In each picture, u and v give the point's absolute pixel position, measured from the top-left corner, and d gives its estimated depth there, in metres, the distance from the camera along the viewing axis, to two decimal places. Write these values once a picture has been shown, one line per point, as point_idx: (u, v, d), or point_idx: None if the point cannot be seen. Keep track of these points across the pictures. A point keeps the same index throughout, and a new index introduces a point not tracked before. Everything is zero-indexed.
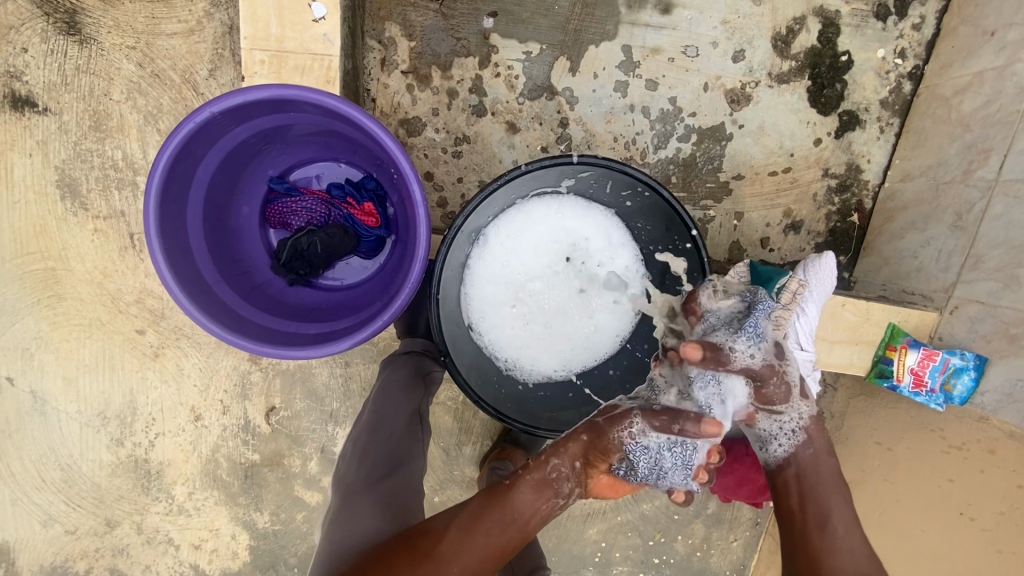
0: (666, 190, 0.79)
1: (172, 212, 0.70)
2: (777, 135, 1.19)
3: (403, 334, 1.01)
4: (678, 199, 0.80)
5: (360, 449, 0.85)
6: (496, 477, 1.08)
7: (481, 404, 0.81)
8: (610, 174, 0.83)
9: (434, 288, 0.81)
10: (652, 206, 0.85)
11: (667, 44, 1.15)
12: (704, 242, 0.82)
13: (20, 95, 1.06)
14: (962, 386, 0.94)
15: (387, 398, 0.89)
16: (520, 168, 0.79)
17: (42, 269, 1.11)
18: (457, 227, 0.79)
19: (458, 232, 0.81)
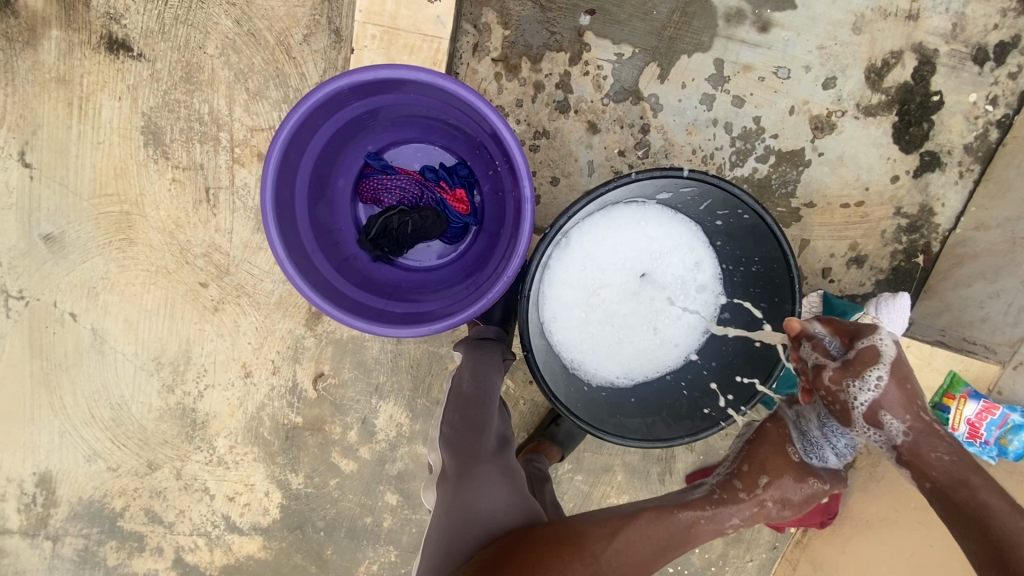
0: (770, 216, 0.77)
1: (284, 177, 0.72)
2: (855, 167, 1.19)
3: (477, 320, 1.04)
4: (781, 226, 0.77)
5: (464, 427, 0.87)
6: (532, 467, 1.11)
7: (556, 401, 0.82)
8: (709, 192, 0.82)
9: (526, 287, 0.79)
10: (743, 228, 0.84)
11: (760, 62, 1.14)
12: (799, 269, 0.78)
13: (117, 39, 1.07)
14: (1018, 442, 0.93)
15: (477, 373, 0.91)
16: (630, 176, 0.78)
17: (118, 212, 1.13)
18: (555, 228, 0.79)
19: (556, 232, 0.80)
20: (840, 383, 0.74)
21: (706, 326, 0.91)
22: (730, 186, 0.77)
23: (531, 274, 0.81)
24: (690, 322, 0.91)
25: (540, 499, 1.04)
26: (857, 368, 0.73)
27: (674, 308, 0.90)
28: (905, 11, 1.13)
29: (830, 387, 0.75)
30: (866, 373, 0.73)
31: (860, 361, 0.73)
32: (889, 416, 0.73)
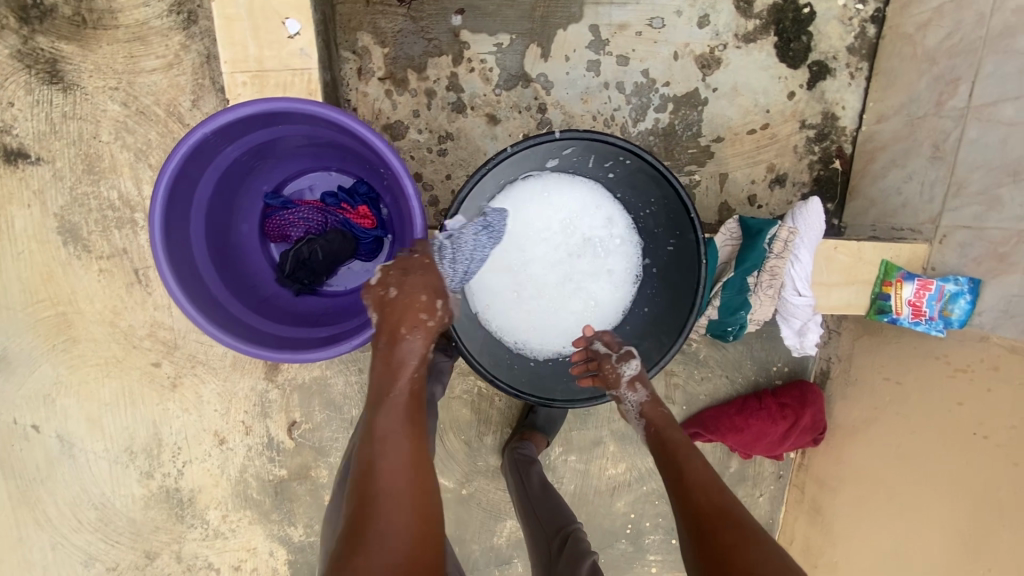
0: (649, 154, 0.79)
1: (176, 236, 0.73)
2: (751, 93, 1.22)
3: None
4: (662, 161, 0.79)
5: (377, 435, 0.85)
6: (519, 457, 1.14)
7: (497, 384, 0.82)
8: (589, 147, 0.83)
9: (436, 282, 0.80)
10: (634, 172, 0.85)
11: (633, 18, 1.17)
12: (690, 197, 0.80)
13: (12, 149, 1.08)
14: (960, 310, 0.96)
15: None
16: (506, 151, 0.79)
17: (54, 316, 1.13)
18: (449, 218, 0.80)
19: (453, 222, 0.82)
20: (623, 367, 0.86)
21: (633, 276, 0.93)
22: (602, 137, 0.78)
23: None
24: (615, 277, 0.93)
25: (527, 480, 1.07)
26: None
27: (596, 267, 0.92)
28: None
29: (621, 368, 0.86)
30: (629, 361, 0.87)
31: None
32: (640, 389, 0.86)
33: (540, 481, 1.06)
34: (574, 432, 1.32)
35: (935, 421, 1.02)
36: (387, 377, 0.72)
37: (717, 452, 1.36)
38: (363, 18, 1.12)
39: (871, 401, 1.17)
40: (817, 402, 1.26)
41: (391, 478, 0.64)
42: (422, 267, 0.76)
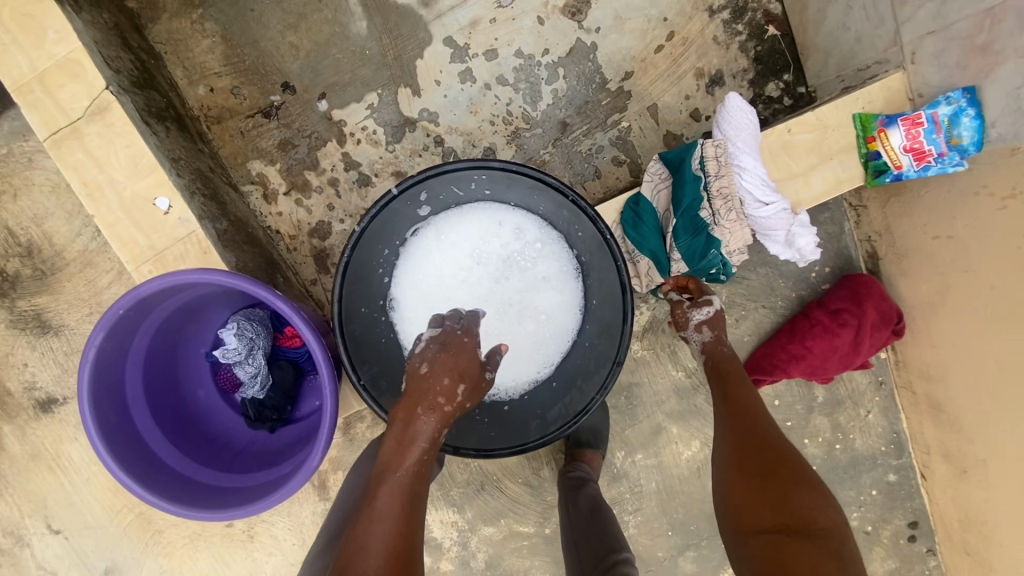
0: (491, 161, 0.75)
1: (124, 437, 0.76)
2: (638, 12, 1.09)
3: None
4: (509, 162, 0.76)
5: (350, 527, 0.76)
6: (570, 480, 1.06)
7: (461, 451, 0.75)
8: (443, 178, 0.78)
9: (352, 380, 0.74)
10: (500, 179, 0.80)
11: (481, 10, 1.10)
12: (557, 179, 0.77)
13: (43, 398, 1.22)
14: (969, 131, 0.76)
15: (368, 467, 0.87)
16: (360, 228, 0.76)
17: (135, 519, 1.25)
18: (338, 316, 0.76)
19: (348, 315, 0.78)
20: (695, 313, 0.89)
21: (571, 269, 0.84)
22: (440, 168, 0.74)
23: (356, 364, 0.77)
24: (551, 282, 0.84)
25: (573, 509, 1.00)
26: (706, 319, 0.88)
27: (529, 279, 0.84)
28: None
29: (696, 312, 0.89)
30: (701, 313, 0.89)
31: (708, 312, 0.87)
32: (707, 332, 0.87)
33: (589, 505, 0.99)
34: (629, 431, 1.21)
35: (1010, 265, 0.81)
36: (394, 454, 0.62)
37: (795, 389, 1.18)
38: (246, 149, 1.15)
39: (934, 267, 0.96)
40: (875, 292, 1.06)
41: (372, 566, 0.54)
42: (453, 350, 0.67)
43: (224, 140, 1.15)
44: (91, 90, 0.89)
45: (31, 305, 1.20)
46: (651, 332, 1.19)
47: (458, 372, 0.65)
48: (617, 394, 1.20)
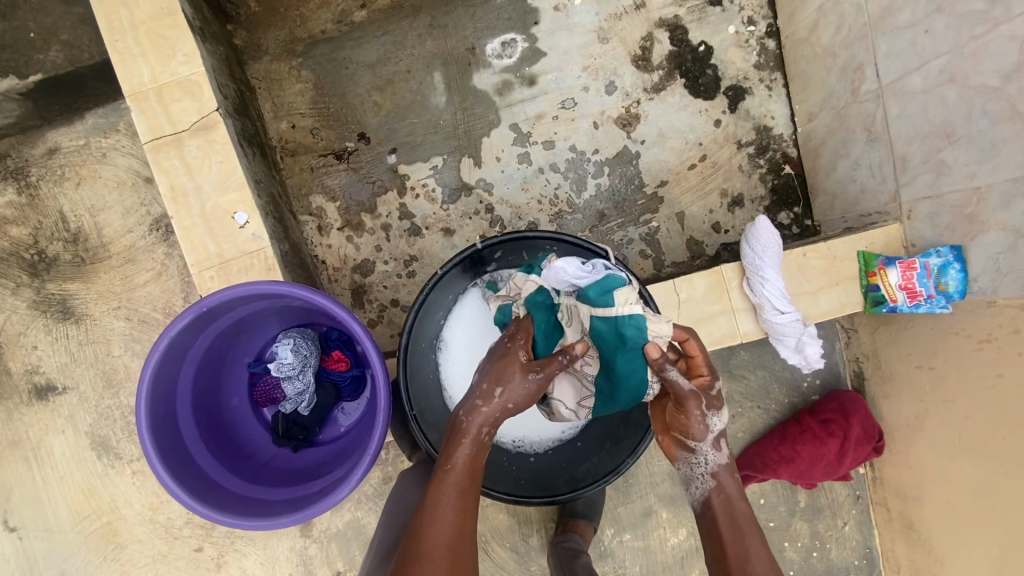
0: (564, 236, 0.84)
1: (167, 431, 0.78)
2: (678, 134, 1.26)
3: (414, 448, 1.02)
4: (579, 239, 0.85)
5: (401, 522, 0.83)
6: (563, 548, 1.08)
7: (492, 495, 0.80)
8: (517, 244, 0.88)
9: (406, 407, 0.83)
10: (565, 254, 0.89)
11: (546, 107, 1.27)
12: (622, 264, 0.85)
13: (42, 385, 1.21)
14: (955, 280, 0.90)
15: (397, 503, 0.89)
16: (438, 273, 0.85)
17: (100, 527, 1.20)
18: (403, 346, 0.85)
19: (410, 347, 0.86)
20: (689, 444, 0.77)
21: None
22: (519, 235, 0.84)
23: (410, 395, 0.85)
24: None
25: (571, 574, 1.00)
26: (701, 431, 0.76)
27: None
28: (632, 2, 1.26)
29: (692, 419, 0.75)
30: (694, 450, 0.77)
31: (689, 396, 0.73)
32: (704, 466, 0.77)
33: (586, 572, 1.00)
34: (621, 508, 1.25)
35: (988, 402, 0.92)
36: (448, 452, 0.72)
37: (781, 491, 1.25)
38: (312, 183, 1.24)
39: (916, 394, 1.08)
40: (860, 409, 1.17)
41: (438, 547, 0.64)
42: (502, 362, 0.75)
43: (294, 171, 1.24)
44: (201, 107, 0.99)
45: (59, 289, 1.21)
46: None
47: (500, 380, 0.73)
48: None
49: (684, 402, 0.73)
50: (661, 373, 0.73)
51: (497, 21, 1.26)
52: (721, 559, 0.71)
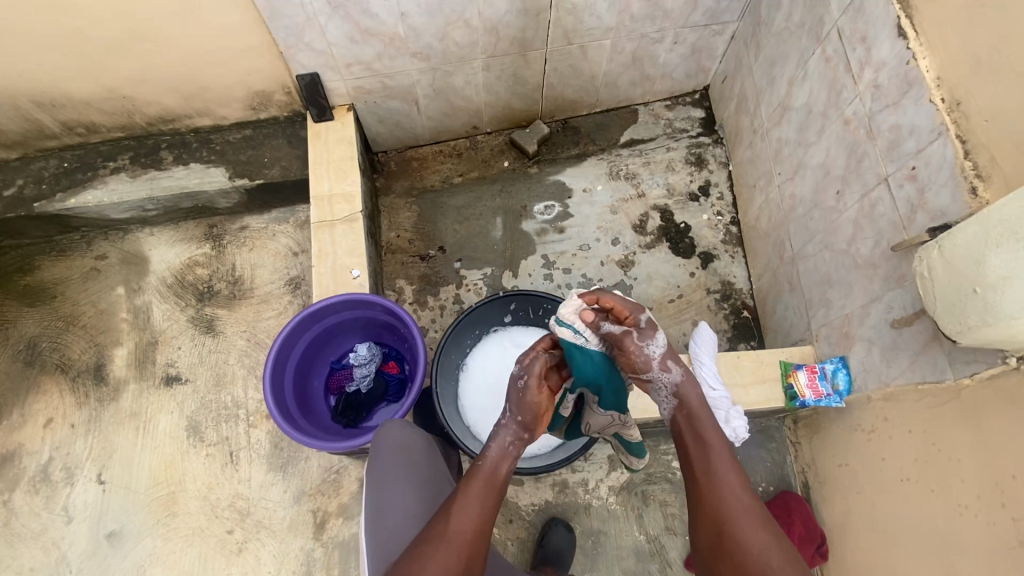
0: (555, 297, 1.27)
1: (277, 378, 1.18)
2: (663, 277, 1.74)
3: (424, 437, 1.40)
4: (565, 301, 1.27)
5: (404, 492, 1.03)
6: None
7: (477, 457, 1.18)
8: (526, 301, 1.31)
9: (433, 390, 1.23)
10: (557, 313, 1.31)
11: (569, 247, 1.81)
12: None
13: (171, 375, 1.64)
14: (842, 381, 1.22)
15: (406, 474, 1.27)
16: (470, 309, 1.28)
17: (165, 494, 1.51)
18: (439, 353, 1.26)
19: (442, 356, 1.27)
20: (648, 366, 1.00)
21: None
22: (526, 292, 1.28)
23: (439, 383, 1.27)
24: None
25: None
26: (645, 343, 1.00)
27: None
28: (636, 193, 1.87)
29: (636, 350, 0.99)
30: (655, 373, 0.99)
31: (625, 334, 1.00)
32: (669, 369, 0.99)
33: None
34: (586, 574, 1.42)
35: (881, 486, 1.14)
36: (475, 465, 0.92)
37: None
38: (399, 272, 1.80)
39: (841, 493, 1.29)
40: (802, 508, 1.35)
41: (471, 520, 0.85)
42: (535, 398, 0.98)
43: (391, 262, 1.82)
44: (351, 208, 1.60)
45: (211, 311, 1.72)
46: (626, 491, 1.48)
47: (523, 411, 0.97)
48: (586, 535, 1.45)
49: (624, 342, 0.99)
50: (598, 327, 1.02)
51: (544, 193, 1.91)
52: (698, 463, 0.90)
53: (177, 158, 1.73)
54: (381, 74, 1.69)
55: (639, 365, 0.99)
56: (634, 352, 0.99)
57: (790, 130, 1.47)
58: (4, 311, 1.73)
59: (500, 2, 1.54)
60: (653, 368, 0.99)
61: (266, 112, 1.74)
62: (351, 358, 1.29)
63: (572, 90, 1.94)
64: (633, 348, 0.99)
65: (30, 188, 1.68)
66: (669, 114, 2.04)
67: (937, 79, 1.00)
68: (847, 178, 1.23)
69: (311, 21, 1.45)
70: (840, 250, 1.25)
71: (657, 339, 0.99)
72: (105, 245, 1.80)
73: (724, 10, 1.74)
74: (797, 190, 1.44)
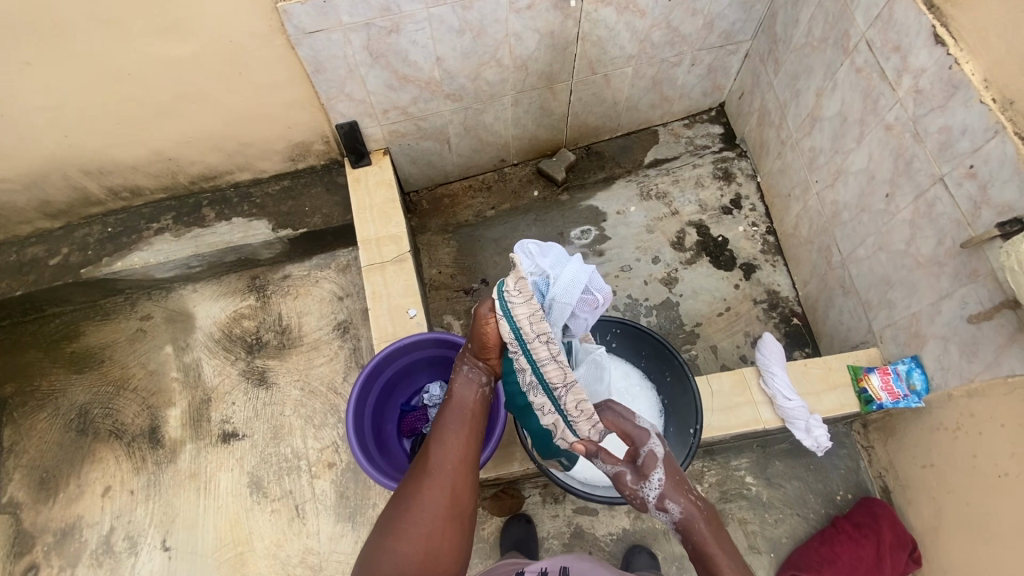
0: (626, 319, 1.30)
1: (359, 422, 1.19)
2: (708, 291, 1.76)
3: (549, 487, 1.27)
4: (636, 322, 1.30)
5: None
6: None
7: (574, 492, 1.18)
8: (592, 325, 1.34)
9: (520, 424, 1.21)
10: (626, 333, 1.34)
11: (610, 269, 1.83)
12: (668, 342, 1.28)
13: (228, 431, 1.63)
14: (919, 381, 1.23)
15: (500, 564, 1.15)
16: None
17: (233, 556, 1.47)
18: None
19: None
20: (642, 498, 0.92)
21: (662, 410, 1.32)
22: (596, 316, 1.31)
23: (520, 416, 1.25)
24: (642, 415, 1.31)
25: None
26: (638, 474, 0.92)
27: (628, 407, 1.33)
28: (670, 211, 1.91)
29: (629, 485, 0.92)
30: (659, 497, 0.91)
31: (619, 469, 0.92)
32: (672, 502, 0.90)
33: None
34: None
35: (976, 483, 1.13)
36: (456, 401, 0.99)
37: None
38: (444, 307, 1.81)
39: (927, 494, 1.27)
40: (889, 513, 1.34)
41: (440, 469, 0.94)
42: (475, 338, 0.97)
43: (436, 298, 1.83)
44: (398, 249, 1.62)
45: (262, 363, 1.72)
46: None
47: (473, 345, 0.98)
48: (669, 560, 1.43)
49: (618, 484, 0.93)
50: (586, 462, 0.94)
51: (579, 219, 1.94)
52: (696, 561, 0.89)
53: (219, 214, 1.75)
54: (415, 117, 1.73)
55: (638, 504, 0.93)
56: (627, 489, 0.92)
57: (823, 139, 1.51)
58: (53, 380, 1.71)
59: (530, 40, 1.60)
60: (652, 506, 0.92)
61: (304, 163, 1.78)
62: (424, 399, 1.32)
63: (595, 117, 1.99)
64: (622, 485, 0.92)
65: (75, 255, 1.69)
66: (689, 132, 2.09)
67: (984, 81, 1.04)
68: (895, 180, 1.26)
69: (353, 72, 1.50)
70: (898, 250, 1.27)
71: (653, 481, 0.90)
72: (149, 305, 1.81)
73: (739, 31, 1.80)
74: (839, 196, 1.47)
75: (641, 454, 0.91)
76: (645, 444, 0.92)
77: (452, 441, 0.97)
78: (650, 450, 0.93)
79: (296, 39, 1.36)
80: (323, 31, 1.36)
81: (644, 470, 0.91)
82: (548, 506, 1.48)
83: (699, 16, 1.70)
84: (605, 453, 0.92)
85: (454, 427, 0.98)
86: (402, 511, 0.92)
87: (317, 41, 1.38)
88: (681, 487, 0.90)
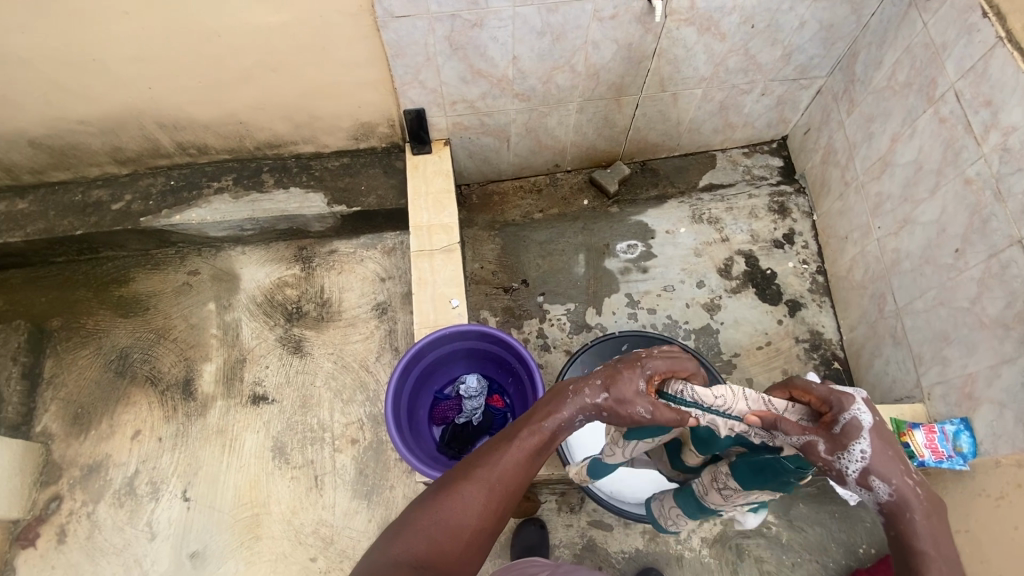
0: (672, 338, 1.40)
1: (397, 402, 1.20)
2: (750, 323, 1.74)
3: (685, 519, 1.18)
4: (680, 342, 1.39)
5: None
6: None
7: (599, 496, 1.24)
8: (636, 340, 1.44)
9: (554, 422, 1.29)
10: None
11: (652, 286, 1.82)
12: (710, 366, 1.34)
13: (258, 394, 1.65)
14: (967, 444, 1.20)
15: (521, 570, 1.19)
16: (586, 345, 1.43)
17: (249, 516, 1.50)
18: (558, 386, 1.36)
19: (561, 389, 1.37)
20: (833, 455, 0.79)
21: None
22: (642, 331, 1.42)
23: None
24: None
25: None
26: (834, 438, 0.78)
27: None
28: (720, 237, 1.89)
29: (824, 455, 0.79)
30: (851, 446, 0.77)
31: (809, 435, 0.80)
32: (877, 477, 0.76)
33: None
34: None
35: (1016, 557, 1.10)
36: (547, 410, 0.84)
37: None
38: (483, 302, 1.82)
39: None
40: None
41: (499, 480, 0.81)
42: (610, 374, 0.83)
43: (475, 293, 1.85)
44: (448, 239, 1.63)
45: (299, 332, 1.75)
46: (720, 543, 1.44)
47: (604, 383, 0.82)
48: None
49: (809, 446, 0.81)
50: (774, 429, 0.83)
51: (626, 233, 1.93)
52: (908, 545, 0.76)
53: (278, 182, 1.79)
54: (481, 112, 1.74)
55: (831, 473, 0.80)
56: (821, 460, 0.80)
57: (892, 185, 1.49)
58: (99, 320, 1.76)
59: (607, 50, 1.60)
60: (849, 478, 0.79)
61: (365, 143, 1.81)
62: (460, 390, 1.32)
63: (655, 134, 1.98)
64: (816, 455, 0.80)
65: (137, 204, 1.74)
66: (747, 161, 2.07)
67: None
68: (967, 236, 1.24)
69: (430, 60, 1.52)
70: (961, 307, 1.24)
71: (855, 449, 0.77)
72: (198, 261, 1.85)
73: (815, 66, 1.78)
74: (902, 245, 1.44)
75: (841, 422, 0.77)
76: (848, 409, 0.78)
77: (520, 456, 0.82)
78: (852, 419, 0.78)
79: (383, 22, 1.39)
80: (410, 16, 1.38)
81: (843, 438, 0.77)
82: (564, 514, 1.48)
83: (778, 47, 1.69)
84: (784, 420, 0.82)
85: (529, 441, 0.83)
86: (441, 504, 0.79)
87: (402, 26, 1.40)
88: (888, 459, 0.77)
